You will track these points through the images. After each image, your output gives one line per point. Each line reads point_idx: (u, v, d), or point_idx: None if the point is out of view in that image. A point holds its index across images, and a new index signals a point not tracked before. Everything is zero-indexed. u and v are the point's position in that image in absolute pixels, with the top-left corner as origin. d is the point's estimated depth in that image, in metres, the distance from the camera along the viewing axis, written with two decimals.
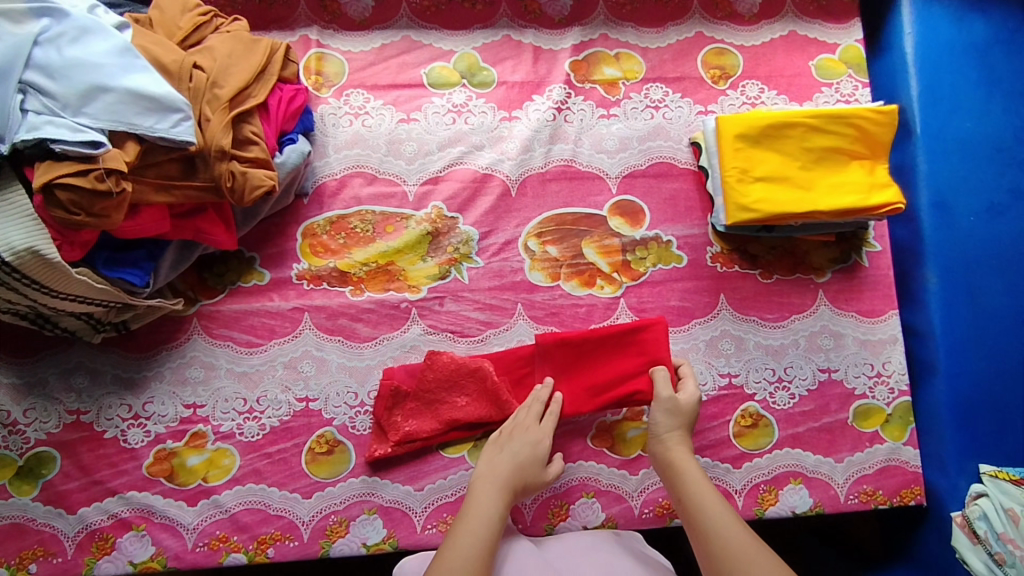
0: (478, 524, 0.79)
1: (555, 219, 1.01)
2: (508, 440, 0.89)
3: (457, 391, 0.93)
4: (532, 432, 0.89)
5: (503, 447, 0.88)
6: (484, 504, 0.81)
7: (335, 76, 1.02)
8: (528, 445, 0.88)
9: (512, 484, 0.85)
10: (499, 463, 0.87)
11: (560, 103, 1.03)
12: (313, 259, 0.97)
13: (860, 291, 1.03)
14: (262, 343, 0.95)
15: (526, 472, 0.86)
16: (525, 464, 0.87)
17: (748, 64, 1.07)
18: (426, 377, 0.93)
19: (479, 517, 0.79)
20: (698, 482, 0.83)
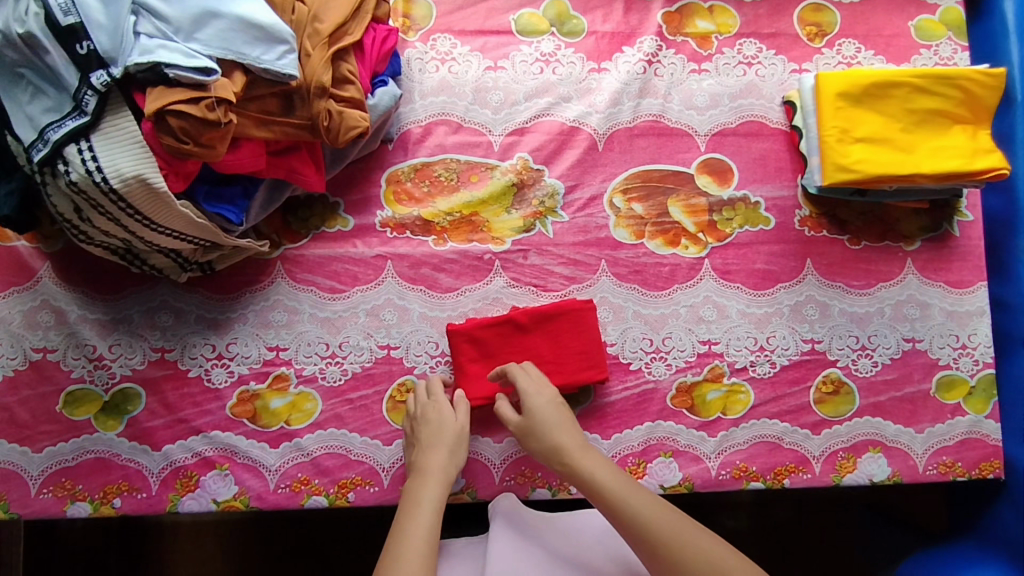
0: (421, 520, 0.78)
1: (641, 175, 0.99)
2: (418, 426, 0.87)
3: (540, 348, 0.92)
4: (439, 411, 0.87)
5: (417, 435, 0.86)
6: (422, 500, 0.80)
7: (422, 20, 0.99)
8: (440, 425, 0.86)
9: (444, 470, 0.84)
10: (428, 453, 0.84)
11: (651, 56, 1.00)
12: (397, 206, 0.96)
13: (949, 262, 1.01)
14: (345, 289, 0.94)
15: (452, 453, 0.85)
16: (448, 444, 0.85)
17: (846, 22, 1.03)
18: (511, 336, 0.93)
19: (419, 513, 0.79)
20: (605, 480, 0.81)
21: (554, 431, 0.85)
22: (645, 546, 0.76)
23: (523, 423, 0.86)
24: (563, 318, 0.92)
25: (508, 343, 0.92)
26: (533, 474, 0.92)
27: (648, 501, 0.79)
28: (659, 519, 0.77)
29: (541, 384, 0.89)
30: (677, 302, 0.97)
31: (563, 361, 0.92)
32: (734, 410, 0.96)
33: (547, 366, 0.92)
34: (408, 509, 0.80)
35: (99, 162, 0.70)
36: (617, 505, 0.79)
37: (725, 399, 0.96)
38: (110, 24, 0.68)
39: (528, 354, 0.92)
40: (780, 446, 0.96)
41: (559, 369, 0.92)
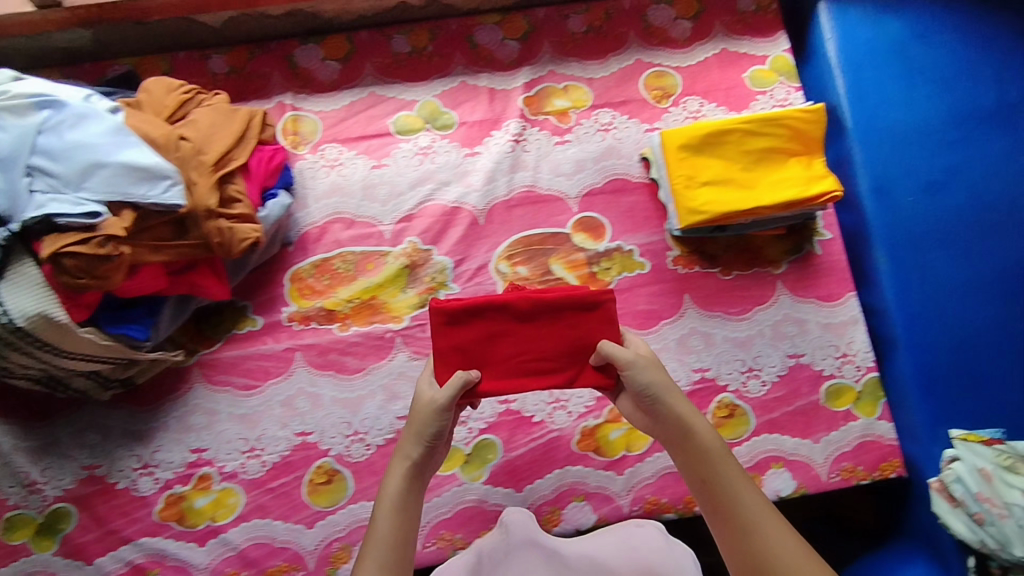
0: (382, 522, 0.74)
1: (523, 241, 1.08)
2: (410, 420, 0.80)
3: (541, 337, 0.83)
4: (426, 404, 0.79)
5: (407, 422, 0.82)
6: (388, 492, 0.76)
7: (310, 134, 1.10)
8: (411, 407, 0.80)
9: (408, 460, 0.77)
10: (403, 448, 0.79)
11: (517, 135, 1.12)
12: (301, 301, 1.04)
13: (816, 278, 1.08)
14: (259, 385, 1.02)
15: (421, 439, 0.77)
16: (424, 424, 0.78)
17: (686, 82, 1.15)
18: (484, 325, 0.83)
19: (382, 509, 0.75)
20: (710, 442, 0.77)
21: (669, 400, 0.78)
22: (723, 512, 0.74)
23: (639, 380, 0.79)
24: (568, 311, 0.83)
25: (500, 338, 0.83)
26: (452, 535, 0.98)
27: (752, 494, 0.74)
28: (762, 516, 0.72)
29: (645, 353, 0.82)
30: None
31: (571, 354, 0.84)
32: (638, 445, 1.02)
33: (548, 363, 0.84)
34: (377, 506, 0.76)
35: (4, 306, 0.79)
36: (709, 469, 0.76)
37: (627, 436, 1.02)
38: (7, 187, 0.79)
39: (523, 350, 0.83)
40: None
41: (554, 367, 0.84)
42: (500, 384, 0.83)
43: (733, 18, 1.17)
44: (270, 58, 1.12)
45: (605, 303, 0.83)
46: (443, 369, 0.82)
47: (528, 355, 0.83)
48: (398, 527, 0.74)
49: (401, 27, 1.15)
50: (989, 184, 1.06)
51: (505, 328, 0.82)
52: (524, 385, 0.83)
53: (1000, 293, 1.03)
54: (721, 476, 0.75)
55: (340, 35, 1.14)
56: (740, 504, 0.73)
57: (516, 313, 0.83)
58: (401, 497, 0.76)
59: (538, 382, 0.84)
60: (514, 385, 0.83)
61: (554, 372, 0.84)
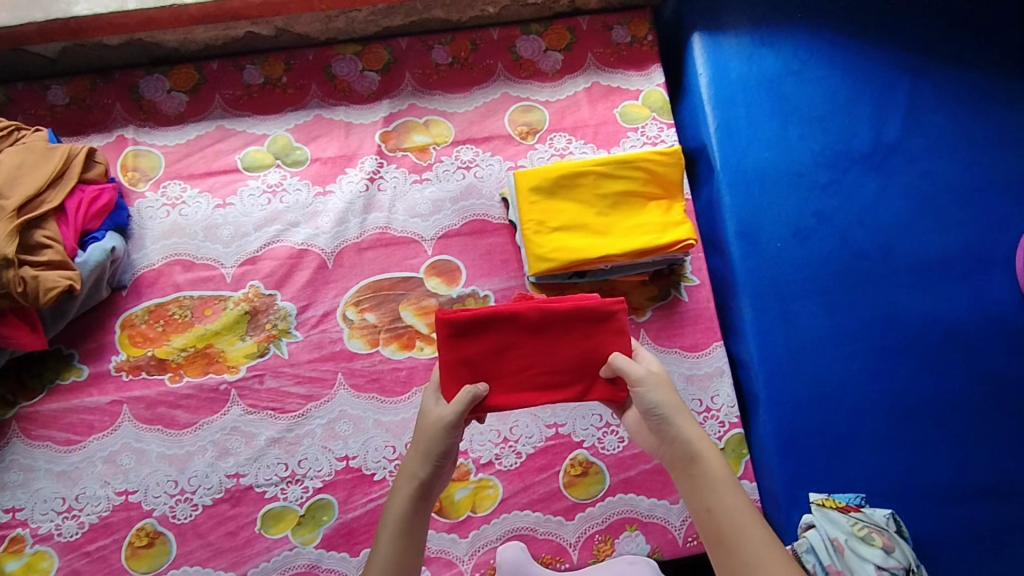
0: (382, 543, 0.71)
1: (372, 286, 1.03)
2: (416, 436, 0.75)
3: (542, 353, 0.77)
4: (430, 421, 0.74)
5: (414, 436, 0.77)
6: (393, 510, 0.73)
7: (150, 170, 1.04)
8: (419, 423, 0.75)
9: (410, 478, 0.73)
10: (410, 467, 0.74)
11: (372, 173, 1.06)
12: (132, 349, 0.99)
13: (681, 327, 1.02)
14: (81, 440, 0.95)
15: (423, 457, 0.73)
16: (418, 443, 0.74)
17: (554, 117, 1.09)
18: (581, 330, 0.77)
19: (386, 530, 0.72)
20: (717, 468, 0.71)
21: (676, 421, 0.73)
22: (720, 545, 0.68)
23: (646, 399, 0.73)
24: (580, 324, 0.76)
25: (511, 351, 0.76)
26: None
27: (756, 525, 0.68)
28: (767, 550, 0.66)
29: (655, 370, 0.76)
30: (417, 404, 0.99)
31: (577, 368, 0.77)
32: (484, 505, 0.96)
33: (553, 378, 0.77)
34: (382, 528, 0.73)
35: None
36: (711, 498, 0.70)
37: (473, 496, 0.96)
38: None
39: (534, 363, 0.77)
40: (534, 537, 0.95)
41: (568, 381, 0.78)
42: (510, 399, 0.76)
43: (606, 49, 1.12)
44: (112, 89, 1.06)
45: (616, 314, 0.76)
46: (450, 385, 0.75)
47: (536, 368, 0.77)
48: (401, 548, 0.71)
49: (254, 57, 1.09)
50: (859, 232, 1.02)
51: (515, 342, 0.75)
52: (522, 401, 0.76)
53: (867, 347, 0.98)
54: (726, 506, 0.69)
55: (189, 65, 1.08)
56: (743, 537, 0.67)
57: (525, 325, 0.76)
58: (404, 520, 0.72)
59: (550, 397, 0.77)
60: (522, 402, 0.76)
61: (565, 387, 0.78)
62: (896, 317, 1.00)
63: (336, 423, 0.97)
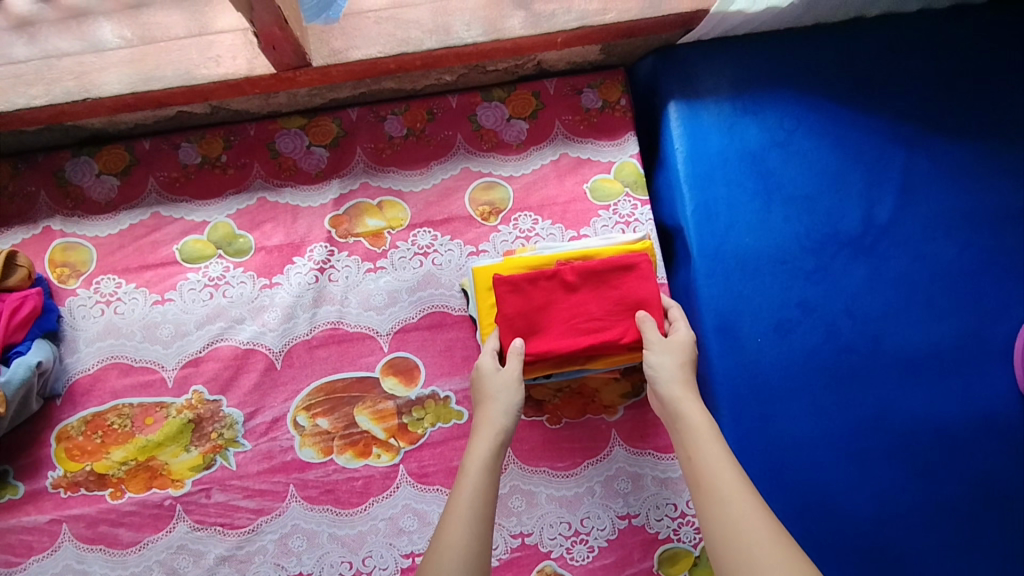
0: (472, 477, 0.75)
1: (324, 387, 0.96)
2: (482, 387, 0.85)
3: (583, 303, 0.88)
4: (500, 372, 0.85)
5: (477, 395, 0.85)
6: (480, 448, 0.78)
7: (81, 266, 0.97)
8: (495, 380, 0.84)
9: (497, 424, 0.81)
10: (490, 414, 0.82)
11: (322, 263, 0.99)
12: (69, 463, 0.93)
13: (654, 426, 0.96)
14: (20, 562, 0.90)
15: (506, 410, 0.82)
16: (500, 397, 0.83)
17: (519, 194, 1.01)
18: (614, 275, 0.88)
19: (473, 465, 0.76)
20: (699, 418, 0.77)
21: (675, 375, 0.82)
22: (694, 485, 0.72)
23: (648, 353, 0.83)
24: (613, 273, 0.88)
25: (555, 305, 0.87)
26: None
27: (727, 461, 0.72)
28: (728, 479, 0.69)
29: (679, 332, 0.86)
30: (374, 516, 0.93)
31: (616, 313, 0.87)
32: None
33: (595, 324, 0.87)
34: (466, 468, 0.77)
35: None
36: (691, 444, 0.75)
37: None
38: None
39: (576, 313, 0.87)
40: None
41: (607, 324, 0.87)
42: (563, 343, 0.86)
43: (575, 116, 1.03)
44: (36, 174, 0.99)
45: (640, 262, 0.89)
46: (507, 336, 0.87)
47: (580, 316, 0.87)
48: (489, 479, 0.75)
49: (189, 134, 1.01)
50: (847, 324, 0.95)
51: (557, 295, 0.88)
52: (573, 344, 0.85)
53: (853, 450, 0.92)
54: (697, 442, 0.74)
55: (120, 144, 1.00)
56: (707, 467, 0.71)
57: (564, 283, 0.88)
58: (490, 462, 0.77)
59: (595, 340, 0.86)
60: (571, 343, 0.85)
61: (609, 329, 0.87)
62: (885, 418, 0.93)
63: (287, 539, 0.92)
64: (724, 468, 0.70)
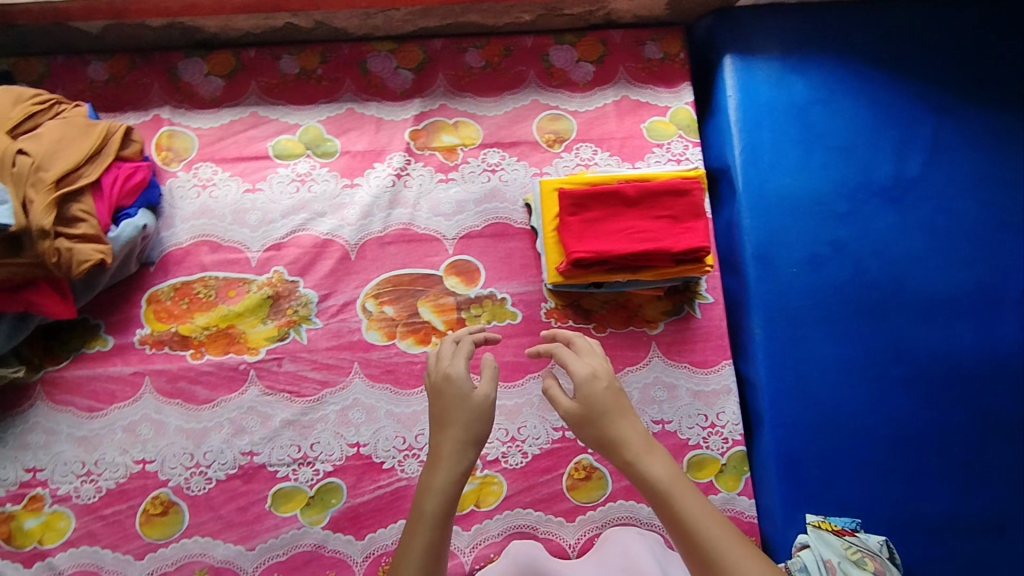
0: (420, 534, 0.69)
1: (392, 280, 1.05)
2: (437, 407, 0.78)
3: (640, 219, 0.97)
4: (449, 392, 0.78)
5: (434, 416, 0.78)
6: (435, 491, 0.72)
7: (184, 152, 1.07)
8: (459, 398, 0.77)
9: (456, 457, 0.73)
10: (438, 448, 0.75)
11: (399, 170, 1.09)
12: (156, 324, 1.02)
13: (692, 343, 1.05)
14: (102, 408, 0.98)
15: (469, 434, 0.75)
16: (466, 420, 0.76)
17: (582, 128, 1.12)
18: (668, 196, 0.98)
19: (422, 513, 0.71)
20: (657, 467, 0.72)
21: (615, 424, 0.75)
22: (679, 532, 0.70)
23: (578, 411, 0.77)
24: (667, 195, 0.98)
25: (613, 218, 0.97)
26: None
27: (707, 515, 0.70)
28: (720, 540, 0.68)
29: (596, 363, 0.80)
30: None
31: (668, 229, 0.97)
32: (487, 501, 0.99)
33: (648, 237, 0.96)
34: (414, 519, 0.71)
35: None
36: (662, 497, 0.71)
37: (478, 491, 1.00)
38: None
39: (632, 226, 0.97)
40: (535, 536, 0.99)
41: (659, 237, 0.96)
42: (619, 248, 0.95)
43: (637, 64, 1.14)
44: (151, 69, 1.09)
45: (694, 188, 0.98)
46: (568, 235, 0.96)
47: (636, 229, 0.96)
48: (433, 531, 0.69)
49: (291, 47, 1.12)
50: (873, 263, 1.04)
51: (616, 209, 0.97)
52: (628, 250, 0.95)
53: (874, 377, 1.01)
54: (676, 499, 0.70)
55: (227, 50, 1.11)
56: (689, 527, 0.69)
57: (624, 199, 0.97)
58: (439, 512, 0.71)
59: (650, 248, 0.95)
60: (628, 250, 0.95)
61: (661, 242, 0.96)
62: (907, 351, 1.02)
63: (348, 411, 1.00)
64: (709, 528, 0.68)
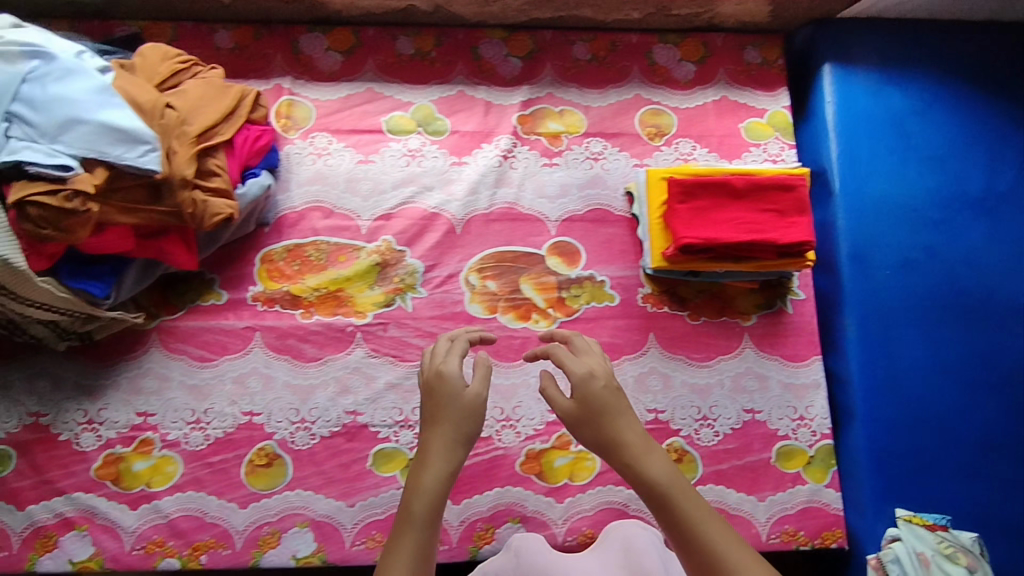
0: (410, 533, 0.66)
1: (496, 256, 1.09)
2: (428, 405, 0.75)
3: (746, 211, 1.01)
4: (441, 388, 0.75)
5: (426, 414, 0.75)
6: (423, 490, 0.68)
7: (303, 121, 1.11)
8: (452, 396, 0.74)
9: (449, 457, 0.71)
10: (428, 446, 0.72)
11: (506, 151, 1.13)
12: (269, 283, 1.05)
13: (783, 336, 1.08)
14: (214, 359, 1.02)
15: (461, 433, 0.72)
16: (457, 418, 0.73)
17: (682, 123, 1.16)
18: (774, 191, 1.01)
19: (412, 512, 0.67)
20: (659, 468, 0.69)
21: (613, 423, 0.72)
22: (680, 535, 0.65)
23: (575, 411, 0.74)
24: (774, 190, 1.02)
25: (721, 208, 1.00)
26: (382, 537, 0.98)
27: (709, 517, 0.66)
28: (722, 544, 0.64)
29: (594, 363, 0.77)
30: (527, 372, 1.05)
31: (774, 221, 1.00)
32: (581, 476, 1.02)
33: (755, 228, 1.00)
34: (402, 519, 0.67)
35: None
36: (662, 498, 0.67)
37: (571, 465, 1.03)
38: None
39: (740, 217, 1.00)
40: (625, 513, 1.02)
41: (765, 229, 1.00)
42: (727, 237, 0.98)
43: (737, 67, 1.19)
44: (274, 40, 1.14)
45: (799, 184, 1.02)
46: (676, 220, 0.99)
47: (743, 220, 1.00)
48: (423, 530, 0.66)
49: (407, 29, 1.17)
50: (964, 271, 1.07)
51: (724, 200, 1.01)
52: (736, 239, 0.98)
53: (962, 380, 1.04)
54: (677, 499, 0.66)
55: (347, 28, 1.16)
56: (690, 529, 0.65)
57: (731, 191, 1.01)
58: (430, 510, 0.67)
59: (757, 239, 0.99)
60: (737, 239, 0.98)
61: (768, 233, 0.99)
62: (995, 357, 1.05)
63: None
64: (711, 530, 0.65)
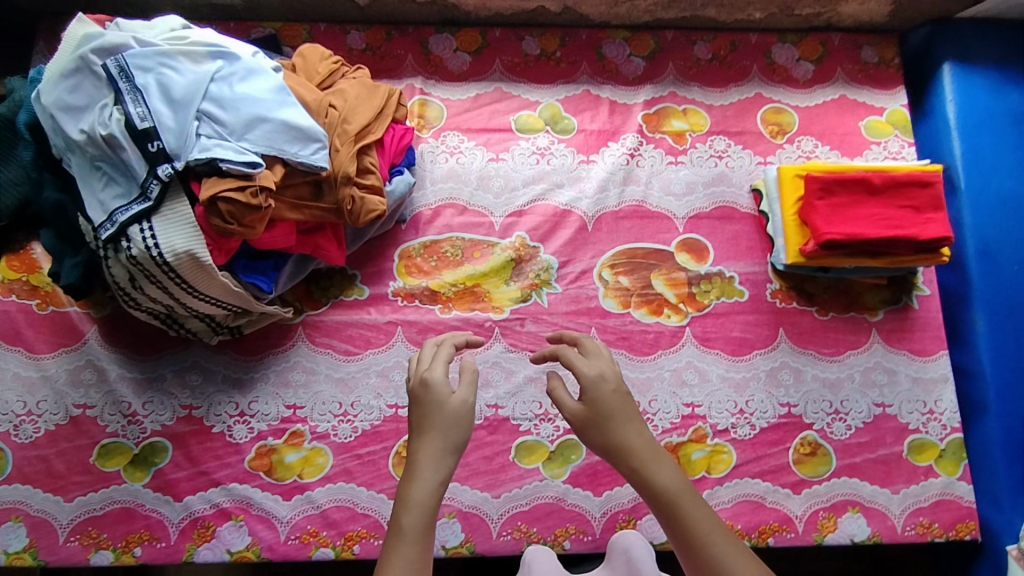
0: (407, 546, 0.64)
1: (627, 252, 1.11)
2: (418, 412, 0.73)
3: (883, 207, 1.03)
4: (431, 394, 0.73)
5: (413, 421, 0.73)
6: (415, 503, 0.66)
7: (435, 120, 1.14)
8: (438, 405, 0.72)
9: (439, 466, 0.69)
10: (425, 454, 0.70)
11: (632, 150, 1.15)
12: (408, 278, 1.07)
13: (911, 332, 1.10)
14: (358, 352, 1.03)
15: (452, 440, 0.71)
16: (445, 426, 0.71)
17: (803, 122, 1.17)
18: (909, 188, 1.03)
19: (407, 525, 0.65)
20: (666, 477, 0.70)
21: (623, 429, 0.73)
22: (682, 541, 0.68)
23: (583, 415, 0.74)
24: (909, 186, 1.04)
25: (859, 204, 1.02)
26: (528, 529, 0.99)
27: (713, 527, 0.68)
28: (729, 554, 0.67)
29: (604, 364, 0.77)
30: (661, 366, 1.06)
31: (912, 217, 1.02)
32: (718, 469, 1.02)
33: (893, 224, 1.02)
34: (392, 532, 0.66)
35: (157, 239, 0.81)
36: (671, 506, 0.69)
37: (708, 458, 1.03)
38: (177, 127, 0.81)
39: (877, 213, 1.02)
40: (763, 504, 1.01)
41: (904, 225, 1.01)
42: (868, 232, 1.00)
43: (855, 66, 1.21)
44: (405, 41, 1.16)
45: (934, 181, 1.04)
46: (814, 215, 1.02)
47: (882, 216, 1.02)
48: (421, 543, 0.65)
49: (532, 30, 1.19)
50: None
51: (860, 196, 1.03)
52: (877, 234, 1.00)
53: None
54: (681, 508, 0.69)
55: (474, 29, 1.18)
56: (697, 539, 0.67)
57: (868, 187, 1.03)
58: (424, 520, 0.66)
59: (898, 234, 1.00)
60: (878, 235, 1.00)
61: (908, 228, 1.01)
62: None
63: None
64: (714, 539, 0.67)
